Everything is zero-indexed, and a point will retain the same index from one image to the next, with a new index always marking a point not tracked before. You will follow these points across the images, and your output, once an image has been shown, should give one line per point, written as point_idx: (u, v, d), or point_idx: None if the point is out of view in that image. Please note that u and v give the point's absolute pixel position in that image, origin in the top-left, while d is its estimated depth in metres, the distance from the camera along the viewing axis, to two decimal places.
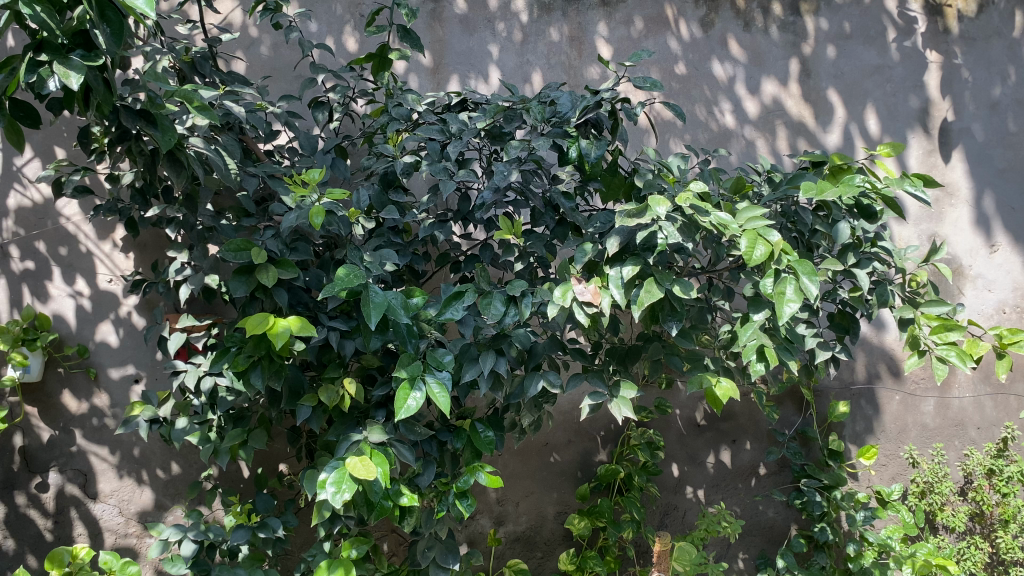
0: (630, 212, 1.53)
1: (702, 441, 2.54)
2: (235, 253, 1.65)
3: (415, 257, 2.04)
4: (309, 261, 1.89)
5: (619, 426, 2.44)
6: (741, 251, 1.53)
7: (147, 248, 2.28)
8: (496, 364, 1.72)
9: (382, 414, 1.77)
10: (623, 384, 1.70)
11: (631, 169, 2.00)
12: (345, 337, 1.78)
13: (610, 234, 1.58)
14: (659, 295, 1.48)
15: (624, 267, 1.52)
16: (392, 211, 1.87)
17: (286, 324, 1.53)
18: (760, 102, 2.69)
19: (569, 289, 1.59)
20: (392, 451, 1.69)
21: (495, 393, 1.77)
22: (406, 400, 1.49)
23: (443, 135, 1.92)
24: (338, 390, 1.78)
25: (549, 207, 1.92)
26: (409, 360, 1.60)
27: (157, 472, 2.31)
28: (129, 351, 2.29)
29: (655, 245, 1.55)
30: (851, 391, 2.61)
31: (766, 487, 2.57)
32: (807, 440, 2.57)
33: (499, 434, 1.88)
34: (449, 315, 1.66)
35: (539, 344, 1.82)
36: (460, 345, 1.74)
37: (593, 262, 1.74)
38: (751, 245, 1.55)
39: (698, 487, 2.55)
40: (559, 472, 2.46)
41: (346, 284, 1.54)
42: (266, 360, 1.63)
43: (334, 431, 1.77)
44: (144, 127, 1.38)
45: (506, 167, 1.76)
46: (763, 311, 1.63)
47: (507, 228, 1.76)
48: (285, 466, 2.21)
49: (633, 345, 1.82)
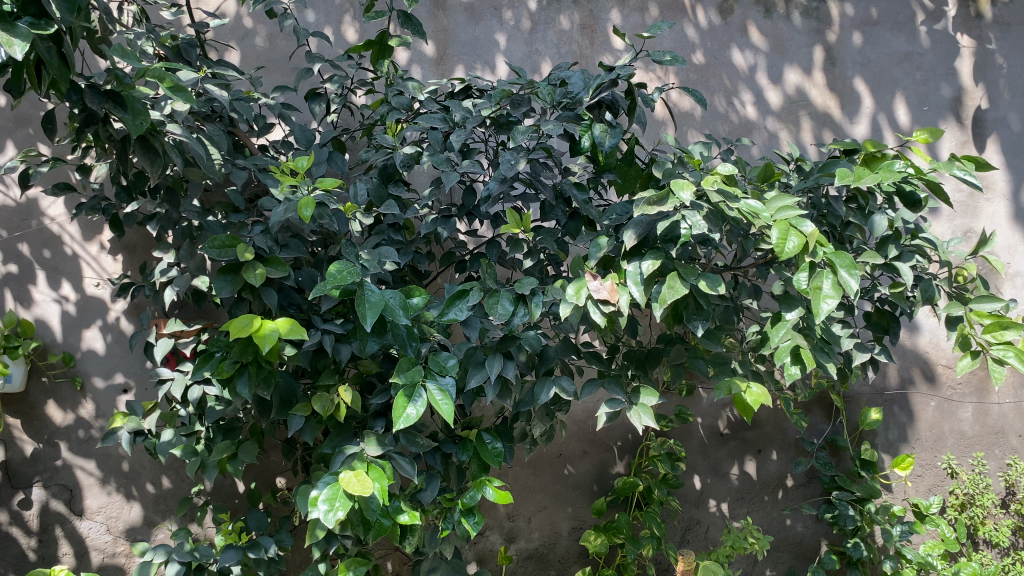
0: (650, 199, 1.38)
1: (725, 452, 2.39)
2: (220, 253, 1.48)
3: (416, 255, 1.91)
4: (302, 259, 1.75)
5: (637, 436, 2.30)
6: (773, 243, 1.38)
7: (136, 250, 2.16)
8: (505, 369, 1.58)
9: (381, 425, 1.63)
10: (643, 390, 1.56)
11: (649, 158, 1.86)
12: (341, 340, 1.64)
13: (627, 226, 1.45)
14: (685, 291, 1.34)
15: (643, 262, 1.41)
16: (392, 206, 1.74)
17: (274, 326, 1.39)
18: (783, 93, 2.55)
19: (584, 286, 1.44)
20: (391, 464, 1.55)
21: (503, 401, 1.63)
22: (406, 409, 1.36)
23: (446, 124, 1.78)
24: (333, 399, 1.64)
25: (561, 199, 1.74)
26: (409, 365, 1.47)
27: (147, 486, 2.18)
28: (117, 359, 2.17)
29: (678, 236, 1.42)
30: (883, 397, 2.46)
31: (795, 500, 2.41)
32: (837, 449, 2.41)
33: (508, 445, 1.74)
34: (452, 316, 1.52)
35: (551, 347, 1.68)
36: (465, 349, 1.60)
37: (609, 257, 1.59)
38: (783, 236, 1.41)
39: (722, 500, 2.40)
40: (574, 485, 2.31)
41: (338, 282, 1.40)
42: (253, 365, 1.47)
43: (329, 443, 1.64)
44: (113, 109, 1.25)
45: (514, 156, 1.62)
46: (796, 309, 1.49)
47: (515, 223, 1.62)
48: (281, 481, 2.08)
49: (654, 349, 1.67)
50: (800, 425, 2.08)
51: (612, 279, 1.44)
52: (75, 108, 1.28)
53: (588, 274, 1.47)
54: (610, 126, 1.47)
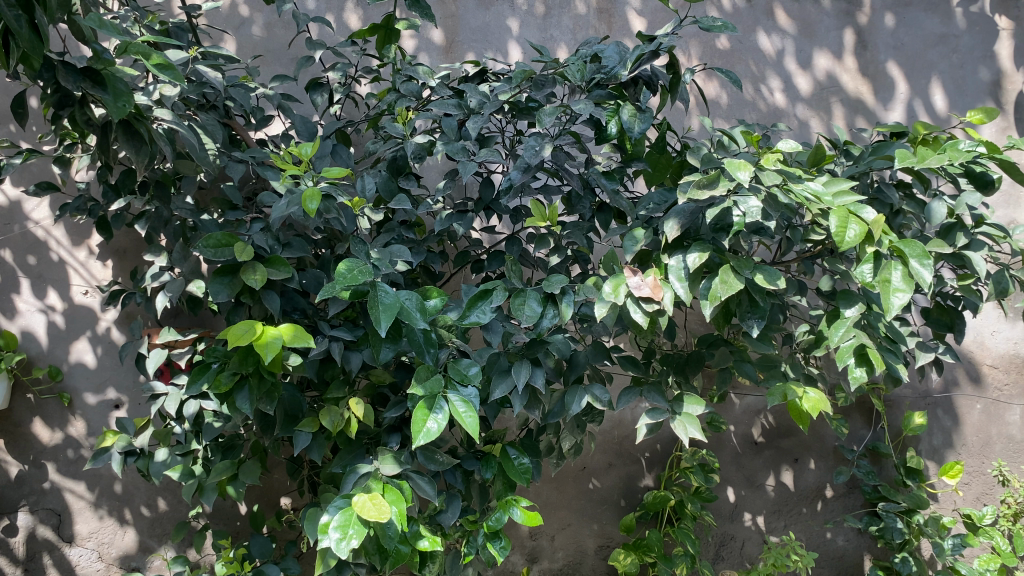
0: (699, 182, 1.24)
1: (760, 461, 2.23)
2: (216, 253, 1.33)
3: (429, 255, 1.76)
4: (306, 260, 1.60)
5: (666, 446, 2.14)
6: (833, 233, 1.23)
7: (127, 254, 2.01)
8: (533, 378, 1.43)
9: (396, 441, 1.48)
10: (687, 398, 1.41)
11: (682, 146, 1.72)
12: (350, 349, 1.49)
13: (668, 216, 1.31)
14: (739, 287, 1.20)
15: (689, 255, 1.26)
16: (403, 200, 1.59)
17: (277, 333, 1.24)
18: (813, 79, 2.40)
19: (622, 282, 1.29)
20: (410, 485, 1.40)
21: (530, 412, 1.48)
22: (425, 423, 1.20)
23: (461, 110, 1.63)
24: (344, 413, 1.48)
25: (589, 189, 1.59)
26: (427, 374, 1.32)
27: (142, 509, 2.03)
28: (108, 373, 2.01)
29: (730, 225, 1.27)
30: (927, 400, 2.30)
31: (835, 513, 2.26)
32: (879, 457, 2.26)
33: (535, 460, 1.59)
34: (474, 319, 1.37)
35: (581, 353, 1.53)
36: (488, 356, 1.45)
37: (646, 252, 1.45)
38: (842, 224, 1.25)
39: (758, 514, 2.24)
40: (600, 500, 2.16)
41: (349, 282, 1.25)
42: (254, 378, 1.33)
43: (339, 462, 1.48)
44: (91, 90, 1.10)
45: (538, 142, 1.47)
46: (857, 306, 1.35)
47: (541, 215, 1.48)
48: (286, 501, 1.92)
49: (697, 354, 1.50)
50: (841, 432, 1.93)
51: (654, 275, 1.29)
52: (47, 88, 1.12)
53: (626, 270, 1.33)
54: (641, 108, 1.33)
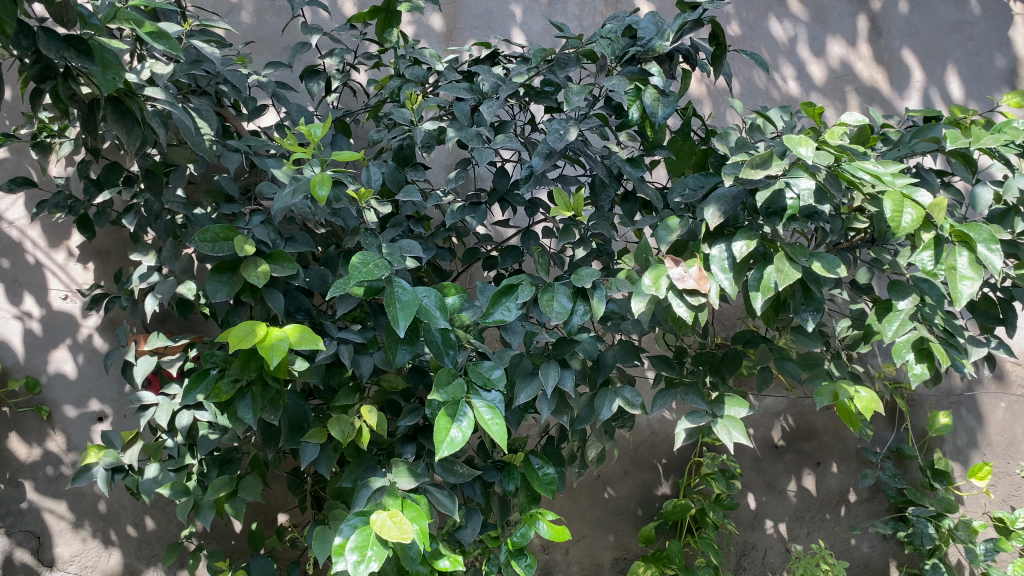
0: (750, 162, 1.12)
1: (781, 466, 2.13)
2: (213, 248, 1.21)
3: (439, 251, 1.67)
4: (309, 258, 1.49)
5: (684, 453, 2.04)
6: (889, 216, 1.10)
7: (110, 255, 1.87)
8: (562, 380, 1.32)
9: (411, 452, 1.36)
10: (728, 399, 1.30)
11: (707, 132, 1.62)
12: (360, 352, 1.37)
13: (708, 203, 1.20)
14: (796, 277, 1.10)
15: (734, 243, 1.16)
16: (413, 191, 1.48)
17: (284, 335, 1.11)
18: (827, 67, 2.31)
19: (664, 274, 1.17)
20: (428, 499, 1.28)
21: (557, 418, 1.37)
22: (449, 431, 1.05)
23: (474, 94, 1.52)
24: (355, 423, 1.35)
25: (613, 177, 1.48)
26: (448, 378, 1.19)
27: (128, 529, 1.89)
28: (90, 384, 1.88)
29: (784, 208, 1.14)
30: (950, 399, 2.21)
31: (859, 518, 2.16)
32: (903, 459, 2.16)
33: (560, 470, 1.47)
34: (499, 317, 1.26)
35: (609, 353, 1.41)
36: (510, 357, 1.34)
37: (682, 242, 1.35)
38: (896, 210, 1.12)
39: (780, 521, 2.14)
40: (616, 510, 2.04)
41: (364, 276, 1.12)
42: (258, 385, 1.20)
43: (349, 476, 1.37)
44: (74, 61, 0.98)
45: (562, 125, 1.37)
46: (911, 298, 1.25)
47: (565, 205, 1.37)
48: (285, 517, 1.80)
49: (733, 355, 1.40)
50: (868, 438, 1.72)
51: (698, 265, 1.17)
52: (26, 57, 0.99)
53: (667, 260, 1.20)
54: (664, 91, 1.24)
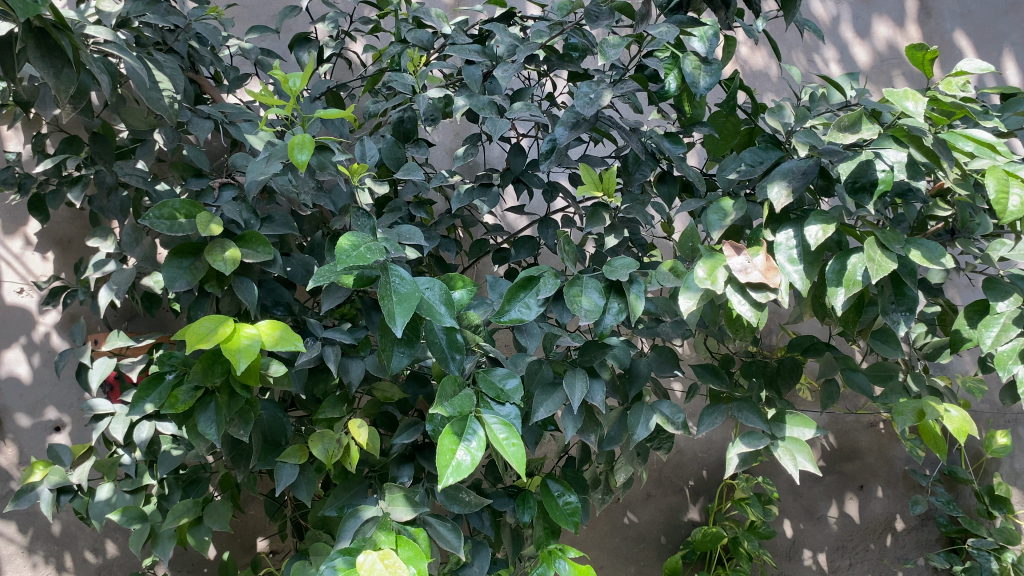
0: (841, 122, 0.93)
1: (820, 489, 1.91)
2: (172, 227, 0.99)
3: (443, 241, 1.46)
4: (292, 245, 1.27)
5: (714, 475, 1.84)
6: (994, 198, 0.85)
7: (72, 244, 1.67)
8: (591, 393, 1.08)
9: (409, 477, 1.14)
10: (788, 418, 1.09)
11: (754, 109, 1.41)
12: (348, 356, 1.16)
13: (772, 178, 1.00)
14: (890, 268, 0.88)
15: (809, 228, 0.95)
16: (413, 168, 1.26)
17: (254, 332, 0.89)
18: (872, 49, 2.10)
19: (721, 265, 0.95)
20: (428, 534, 1.06)
21: (584, 438, 1.12)
22: (455, 454, 0.82)
23: (486, 57, 1.30)
24: (342, 440, 1.13)
25: (651, 154, 1.26)
26: (453, 389, 0.96)
27: (86, 555, 1.68)
28: (46, 389, 1.66)
29: (878, 182, 0.91)
30: (1007, 417, 2.00)
31: (906, 549, 1.94)
32: (956, 483, 1.94)
33: (582, 497, 1.26)
34: (517, 315, 1.04)
35: (643, 360, 1.20)
36: (527, 364, 1.13)
37: (737, 228, 1.14)
38: (1001, 190, 0.88)
39: (819, 551, 1.91)
40: (637, 538, 1.83)
41: (353, 263, 0.89)
42: (224, 394, 0.98)
43: (334, 503, 1.15)
44: None
45: (594, 88, 1.14)
46: (1012, 298, 1.03)
47: (593, 182, 1.14)
48: (264, 544, 1.61)
49: (792, 363, 1.17)
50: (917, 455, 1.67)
51: (765, 255, 0.94)
52: None
53: (726, 245, 0.97)
54: (706, 60, 1.19)
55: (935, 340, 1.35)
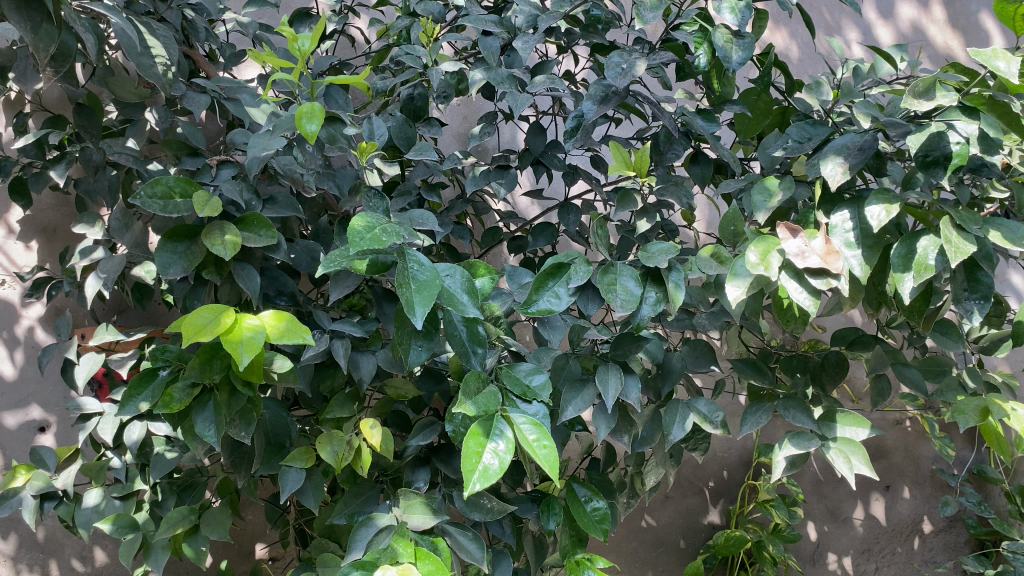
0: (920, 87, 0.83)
1: (845, 491, 1.83)
2: (166, 208, 0.89)
3: (456, 228, 1.38)
4: (295, 231, 1.18)
5: (734, 476, 1.76)
6: None
7: (57, 233, 1.58)
8: (625, 390, 0.98)
9: (424, 482, 1.05)
10: (841, 416, 1.00)
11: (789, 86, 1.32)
12: (359, 350, 1.07)
13: (825, 155, 0.92)
14: (969, 251, 0.80)
15: (870, 208, 0.87)
16: (426, 148, 1.16)
17: (257, 323, 0.80)
18: (896, 31, 2.01)
19: (774, 248, 0.86)
20: (447, 544, 0.97)
21: (617, 439, 1.03)
22: (481, 458, 0.71)
23: (504, 28, 1.21)
24: (351, 442, 1.03)
25: (684, 131, 1.16)
26: (477, 385, 0.86)
27: (73, 562, 1.58)
28: (30, 387, 1.56)
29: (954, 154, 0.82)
30: None
31: (933, 552, 1.88)
32: (986, 483, 1.86)
33: (610, 502, 1.18)
34: (545, 305, 0.94)
35: (677, 354, 1.11)
36: (554, 358, 1.04)
37: (784, 208, 1.05)
38: None
39: (844, 555, 1.83)
40: (654, 542, 1.74)
41: (368, 244, 0.79)
42: (224, 391, 0.88)
43: (343, 509, 1.05)
44: None
45: (625, 58, 1.05)
46: None
47: (622, 160, 1.04)
48: (264, 551, 1.52)
49: (837, 358, 1.10)
50: (950, 453, 1.58)
51: (824, 239, 0.85)
52: None
53: (780, 227, 0.88)
54: (737, 34, 1.10)
55: (992, 332, 1.28)
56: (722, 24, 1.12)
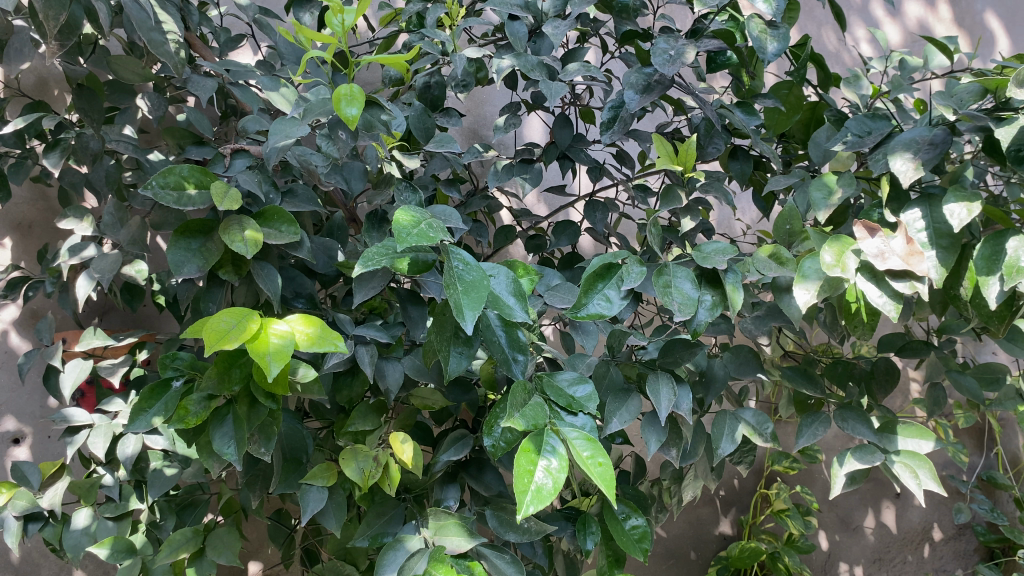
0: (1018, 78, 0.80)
1: (855, 500, 1.81)
2: (180, 200, 0.80)
3: (473, 226, 1.30)
4: (309, 227, 1.09)
5: (745, 484, 1.71)
6: None
7: (34, 230, 1.46)
8: (678, 401, 0.91)
9: (454, 500, 0.97)
10: (902, 427, 0.94)
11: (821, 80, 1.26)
12: (383, 357, 0.98)
13: (892, 150, 0.85)
14: None
15: (949, 204, 0.80)
16: (449, 140, 1.07)
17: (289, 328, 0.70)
18: (903, 29, 1.98)
19: (850, 248, 0.79)
20: (484, 569, 0.88)
21: (664, 453, 0.96)
22: (534, 476, 0.57)
23: (530, 13, 1.12)
24: (377, 458, 0.94)
25: (724, 125, 1.10)
26: (520, 395, 0.73)
27: None
28: (4, 395, 1.45)
29: None
30: None
31: (943, 560, 1.87)
32: (995, 489, 1.83)
33: (645, 518, 1.11)
34: (595, 310, 0.85)
35: (720, 361, 1.04)
36: (597, 366, 0.97)
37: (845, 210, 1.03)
38: None
39: (855, 564, 1.82)
40: (666, 554, 1.68)
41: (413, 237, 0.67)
42: (243, 405, 0.78)
43: (365, 531, 0.96)
44: None
45: (673, 44, 0.98)
46: None
47: (670, 154, 0.96)
48: (259, 568, 1.46)
49: (888, 365, 1.03)
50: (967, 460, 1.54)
51: (905, 238, 0.79)
52: None
53: (855, 224, 0.81)
54: (773, 23, 1.02)
55: None
56: (754, 14, 1.03)
